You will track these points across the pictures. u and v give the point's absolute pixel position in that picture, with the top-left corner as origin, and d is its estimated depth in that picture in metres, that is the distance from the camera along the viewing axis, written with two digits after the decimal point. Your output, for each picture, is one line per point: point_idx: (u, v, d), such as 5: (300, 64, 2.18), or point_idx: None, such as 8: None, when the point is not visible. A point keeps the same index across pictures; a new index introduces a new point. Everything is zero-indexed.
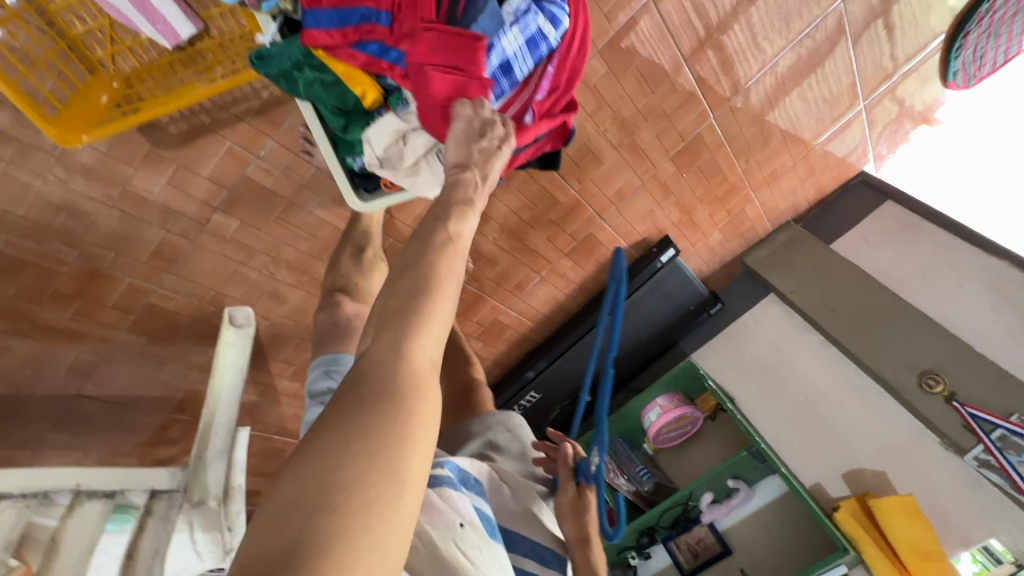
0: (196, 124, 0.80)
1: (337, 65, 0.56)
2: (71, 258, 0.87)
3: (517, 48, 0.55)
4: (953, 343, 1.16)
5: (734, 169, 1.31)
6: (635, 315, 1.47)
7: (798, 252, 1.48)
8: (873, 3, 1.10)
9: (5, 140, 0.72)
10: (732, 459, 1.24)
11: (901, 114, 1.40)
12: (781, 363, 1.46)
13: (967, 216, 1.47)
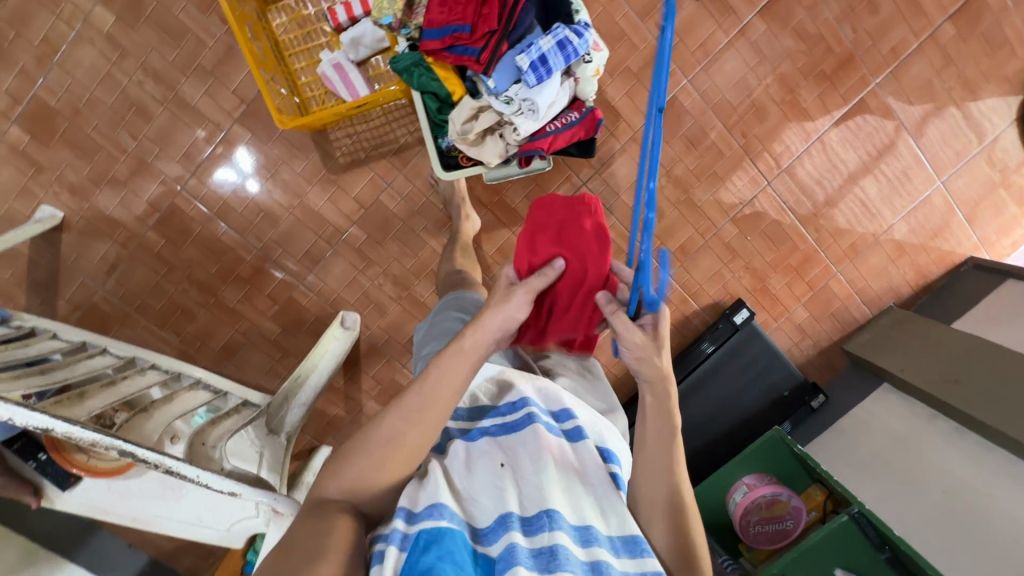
0: (356, 158, 1.20)
1: (438, 67, 0.88)
2: (255, 249, 1.25)
3: (552, 45, 0.84)
4: None
5: (803, 237, 1.36)
6: (715, 387, 1.39)
7: (906, 333, 1.35)
8: (907, 86, 1.26)
9: (249, 160, 1.18)
10: (829, 533, 1.00)
11: (996, 195, 1.36)
12: (902, 452, 1.22)
13: None
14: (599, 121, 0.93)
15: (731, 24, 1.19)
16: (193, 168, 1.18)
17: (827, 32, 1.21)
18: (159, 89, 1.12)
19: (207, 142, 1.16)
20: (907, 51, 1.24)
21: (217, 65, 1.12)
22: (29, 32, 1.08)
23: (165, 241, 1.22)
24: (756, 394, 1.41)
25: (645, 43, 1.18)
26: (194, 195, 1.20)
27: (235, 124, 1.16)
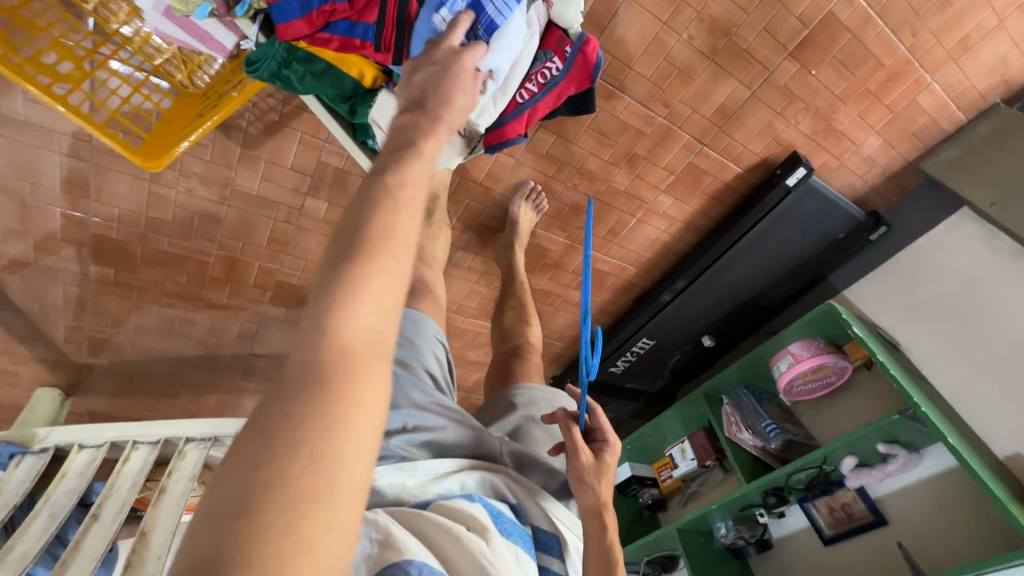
0: (270, 122, 0.88)
1: (323, 53, 0.61)
2: (213, 250, 1.06)
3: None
4: None
5: (892, 49, 0.97)
6: (761, 250, 1.25)
7: (1005, 148, 1.08)
8: None
9: (143, 164, 0.90)
10: (879, 424, 1.02)
11: None
12: (969, 294, 1.14)
13: None
14: (597, 66, 0.61)
15: None
16: (85, 193, 0.92)
17: None
18: None
19: (80, 160, 0.88)
20: None
21: None
22: None
23: (114, 269, 1.06)
24: (805, 245, 1.27)
25: None
26: (108, 219, 0.97)
27: None
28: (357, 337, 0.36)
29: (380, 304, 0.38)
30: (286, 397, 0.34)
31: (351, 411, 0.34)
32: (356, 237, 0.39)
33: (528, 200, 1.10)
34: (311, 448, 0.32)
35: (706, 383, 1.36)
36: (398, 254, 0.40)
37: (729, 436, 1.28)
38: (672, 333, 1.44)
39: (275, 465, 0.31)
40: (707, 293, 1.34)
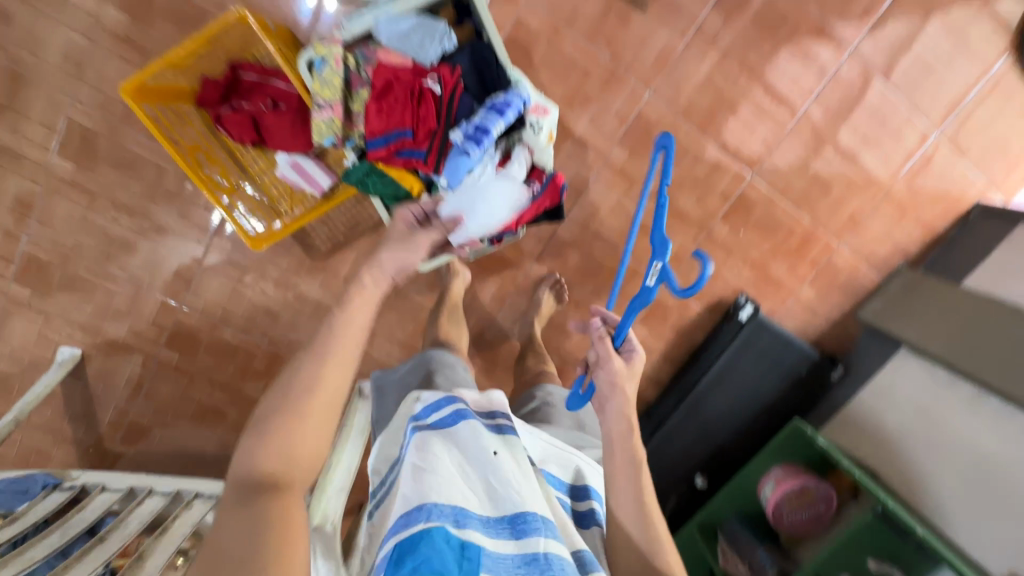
0: (337, 243, 1.22)
1: (391, 170, 0.87)
2: (263, 344, 1.29)
3: (500, 128, 0.83)
4: None
5: (798, 220, 1.32)
6: (733, 381, 1.40)
7: (917, 296, 1.32)
8: (887, 43, 1.17)
9: (237, 267, 1.21)
10: (854, 528, 1.05)
11: (1001, 135, 1.28)
12: (920, 415, 1.22)
13: None
14: (563, 186, 0.91)
15: (686, 25, 1.11)
16: (187, 285, 1.22)
17: (791, 8, 1.13)
18: (134, 221, 1.15)
19: (194, 260, 1.20)
20: (881, 7, 1.15)
21: (182, 186, 1.13)
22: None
23: (180, 354, 1.28)
24: (774, 381, 1.42)
25: (598, 67, 1.13)
26: (194, 308, 1.24)
27: (215, 236, 1.18)
28: (274, 457, 0.53)
29: (303, 406, 0.55)
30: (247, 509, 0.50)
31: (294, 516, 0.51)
32: (283, 395, 0.55)
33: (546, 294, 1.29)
34: (283, 532, 0.50)
35: (699, 514, 1.37)
36: (319, 358, 0.57)
37: (726, 565, 1.25)
38: (663, 469, 1.49)
39: (269, 548, 0.48)
40: (691, 425, 1.44)
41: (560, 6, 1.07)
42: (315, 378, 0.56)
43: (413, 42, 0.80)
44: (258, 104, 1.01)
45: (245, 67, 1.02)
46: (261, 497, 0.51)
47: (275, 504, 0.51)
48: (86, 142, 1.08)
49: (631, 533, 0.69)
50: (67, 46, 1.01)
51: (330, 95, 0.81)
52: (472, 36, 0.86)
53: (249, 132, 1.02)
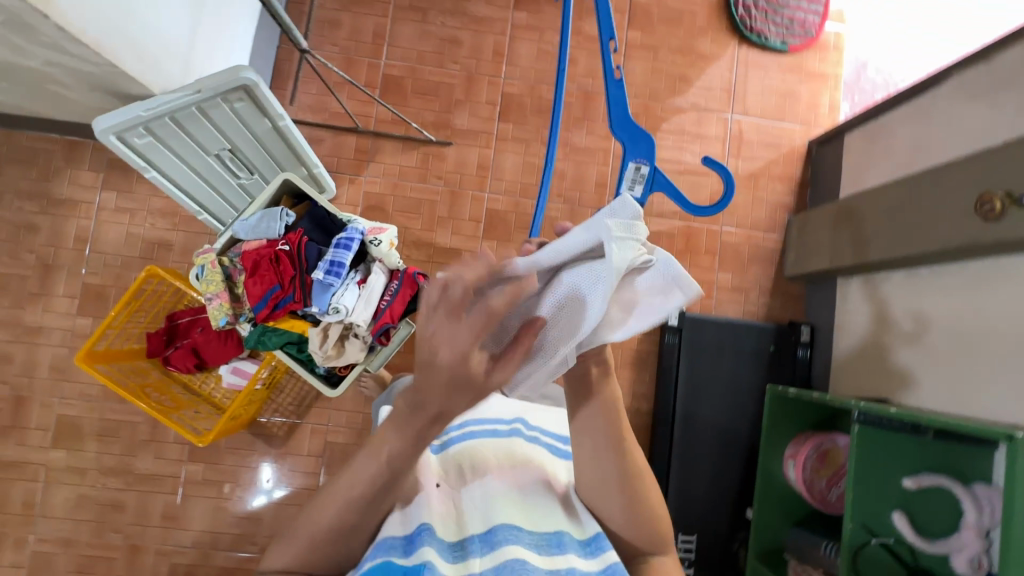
0: (292, 423, 1.34)
1: (280, 322, 1.06)
2: (255, 553, 1.30)
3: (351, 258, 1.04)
4: (971, 162, 0.97)
5: (671, 225, 1.46)
6: (709, 388, 1.34)
7: (812, 231, 1.37)
8: (644, 81, 1.49)
9: (214, 484, 1.31)
10: (862, 450, 0.88)
11: (781, 92, 1.52)
12: (878, 321, 1.21)
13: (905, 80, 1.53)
14: (416, 274, 1.08)
15: (488, 139, 1.43)
16: (174, 522, 1.30)
17: (557, 93, 1.45)
18: (119, 479, 1.29)
19: (175, 494, 1.30)
20: (622, 63, 1.48)
21: (153, 431, 1.31)
22: (8, 506, 1.28)
23: None
24: (749, 368, 1.35)
25: (439, 193, 1.41)
26: (186, 543, 1.30)
27: (188, 463, 1.31)
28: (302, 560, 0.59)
29: (332, 533, 0.59)
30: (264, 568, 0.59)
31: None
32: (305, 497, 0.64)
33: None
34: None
35: (755, 539, 1.13)
36: (341, 500, 0.57)
37: None
38: (704, 517, 1.31)
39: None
40: (700, 453, 1.32)
41: (391, 170, 1.40)
42: (337, 516, 0.58)
43: (261, 228, 1.06)
44: (192, 334, 1.25)
45: (181, 313, 1.29)
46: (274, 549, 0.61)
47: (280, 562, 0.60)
48: (73, 427, 1.30)
49: (622, 522, 0.65)
50: (51, 359, 1.30)
51: (214, 288, 1.04)
52: (308, 207, 1.13)
53: (190, 358, 1.24)
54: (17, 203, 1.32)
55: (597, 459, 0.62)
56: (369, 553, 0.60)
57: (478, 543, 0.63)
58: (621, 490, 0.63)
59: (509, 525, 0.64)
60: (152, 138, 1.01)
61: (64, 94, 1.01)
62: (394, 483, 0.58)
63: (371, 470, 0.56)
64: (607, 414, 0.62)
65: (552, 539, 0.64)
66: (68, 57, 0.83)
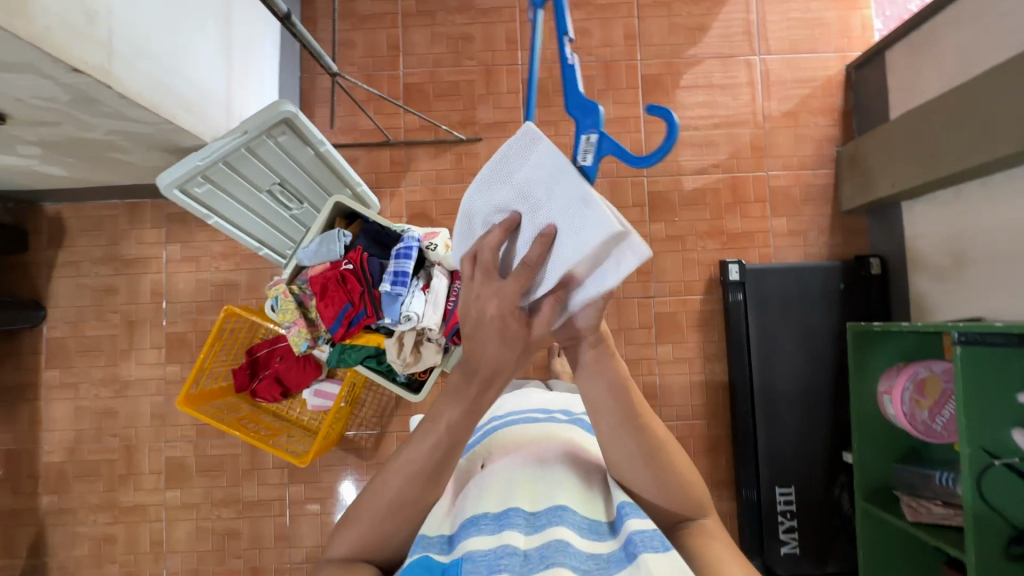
0: (378, 434, 1.39)
1: (356, 338, 1.10)
2: None
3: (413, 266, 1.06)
4: None
5: (714, 179, 1.43)
6: (782, 338, 1.31)
7: (865, 159, 1.32)
8: (663, 40, 1.46)
9: (316, 501, 1.38)
10: (967, 375, 0.84)
11: (808, 22, 1.45)
12: (953, 239, 1.16)
13: None
14: None
15: (517, 128, 1.43)
16: (287, 541, 1.37)
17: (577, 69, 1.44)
18: (231, 509, 1.38)
19: (283, 516, 1.38)
20: (637, 26, 1.45)
21: (253, 459, 1.39)
22: (139, 546, 1.38)
23: None
24: (821, 311, 1.31)
25: None
26: (300, 560, 1.37)
27: (289, 485, 1.38)
28: (367, 536, 0.64)
29: (401, 506, 0.63)
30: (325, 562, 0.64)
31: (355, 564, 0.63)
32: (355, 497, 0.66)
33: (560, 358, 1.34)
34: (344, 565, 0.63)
35: (859, 483, 1.10)
36: (411, 471, 0.62)
37: (921, 522, 0.97)
38: (799, 466, 1.29)
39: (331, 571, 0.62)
40: (784, 404, 1.30)
41: (428, 176, 1.43)
42: (406, 488, 0.63)
43: (323, 252, 1.10)
44: (272, 365, 1.32)
45: (258, 346, 1.35)
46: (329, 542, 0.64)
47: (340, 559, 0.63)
48: (181, 467, 1.39)
49: (657, 491, 0.66)
50: (151, 407, 1.40)
51: (290, 316, 1.09)
52: (361, 226, 1.16)
53: (274, 387, 1.30)
54: (95, 269, 1.42)
55: (613, 436, 0.63)
56: (408, 551, 0.61)
57: (522, 519, 0.64)
58: (647, 463, 0.64)
59: (551, 508, 0.65)
60: (210, 186, 1.07)
61: (124, 159, 1.08)
62: (454, 455, 0.64)
63: (433, 441, 0.62)
64: (614, 388, 0.62)
65: (593, 526, 0.65)
66: (126, 121, 0.88)
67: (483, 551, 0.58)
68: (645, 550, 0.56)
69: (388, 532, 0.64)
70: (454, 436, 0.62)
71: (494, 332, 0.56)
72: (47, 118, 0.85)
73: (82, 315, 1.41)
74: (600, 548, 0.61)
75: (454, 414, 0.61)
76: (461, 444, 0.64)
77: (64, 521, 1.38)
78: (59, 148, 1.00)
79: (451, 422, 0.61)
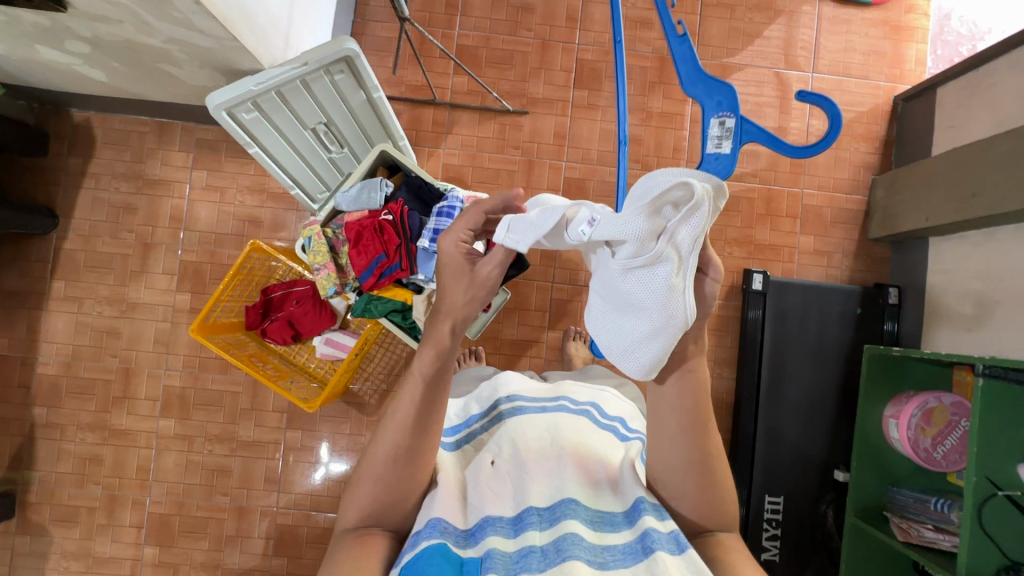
0: (383, 392, 1.38)
1: (385, 290, 1.09)
2: None
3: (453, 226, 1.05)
4: None
5: (750, 187, 1.44)
6: (793, 351, 1.33)
7: (902, 190, 1.34)
8: (721, 42, 1.45)
9: (312, 449, 1.37)
10: (982, 405, 0.86)
11: (865, 47, 1.46)
12: (979, 279, 1.18)
13: (1001, 28, 1.45)
14: None
15: (565, 107, 1.42)
16: (277, 485, 1.36)
17: (633, 58, 1.43)
18: (225, 445, 1.36)
19: (276, 459, 1.37)
20: (697, 24, 1.45)
21: (253, 399, 1.37)
22: (125, 471, 1.36)
23: (288, 557, 1.36)
24: (835, 330, 1.34)
25: (516, 163, 1.42)
26: (288, 505, 1.36)
27: (287, 430, 1.37)
28: (376, 502, 0.63)
29: (396, 461, 0.61)
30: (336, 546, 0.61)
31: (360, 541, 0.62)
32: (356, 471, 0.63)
33: (575, 341, 1.36)
34: (352, 546, 0.61)
35: (854, 502, 1.13)
36: (399, 424, 0.61)
37: (912, 543, 1.01)
38: (791, 477, 1.32)
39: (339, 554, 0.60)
40: (785, 415, 1.32)
41: (469, 142, 1.41)
42: (397, 441, 0.61)
43: (363, 199, 1.08)
44: (287, 307, 1.29)
45: (273, 287, 1.33)
46: (344, 518, 0.63)
47: (345, 538, 0.62)
48: (179, 397, 1.36)
49: (696, 503, 0.63)
50: (154, 333, 1.37)
51: (321, 259, 1.08)
52: (403, 178, 1.16)
53: (285, 329, 1.28)
54: (115, 184, 1.38)
55: (677, 436, 0.59)
56: (425, 532, 0.61)
57: (538, 516, 0.65)
58: (699, 472, 0.61)
59: (564, 504, 0.66)
60: (258, 114, 1.04)
61: (173, 73, 1.05)
62: (440, 404, 0.62)
63: (412, 386, 0.61)
64: (695, 393, 0.58)
65: (607, 519, 0.66)
66: (192, 31, 0.86)
67: (502, 549, 0.61)
68: (661, 549, 0.57)
69: (391, 490, 0.63)
70: (432, 385, 0.60)
71: (458, 275, 0.61)
72: (110, 14, 0.81)
73: (96, 230, 1.37)
74: (614, 541, 0.62)
75: (428, 359, 0.61)
76: (445, 393, 0.62)
77: (50, 436, 1.36)
78: (108, 49, 0.96)
79: (426, 370, 0.60)
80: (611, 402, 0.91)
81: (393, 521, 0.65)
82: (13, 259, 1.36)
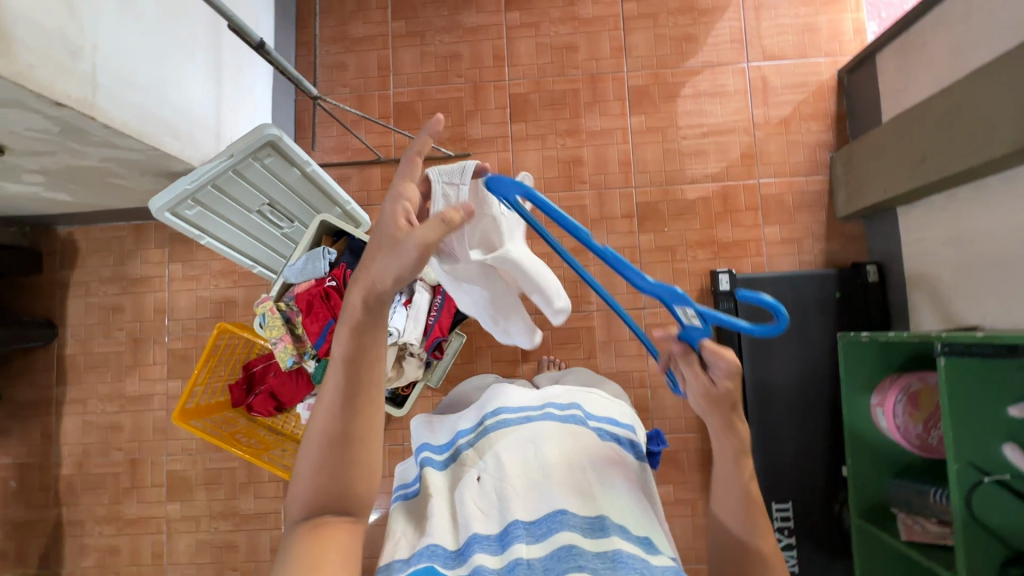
0: None
1: None
2: None
3: None
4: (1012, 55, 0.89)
5: (705, 188, 1.42)
6: (776, 347, 1.28)
7: (859, 163, 1.28)
8: (649, 52, 1.46)
9: None
10: (948, 385, 0.80)
11: (797, 28, 1.44)
12: (950, 246, 1.12)
13: None
14: None
15: (505, 142, 1.45)
16: None
17: (564, 83, 1.46)
18: (229, 521, 1.41)
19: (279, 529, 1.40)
20: (622, 39, 1.46)
21: (249, 473, 1.41)
22: (141, 558, 1.42)
23: None
24: (816, 318, 1.28)
25: None
26: None
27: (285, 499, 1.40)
28: (322, 489, 0.58)
29: (332, 444, 0.57)
30: (289, 540, 0.58)
31: (316, 532, 0.57)
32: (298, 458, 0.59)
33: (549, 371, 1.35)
34: (306, 539, 0.57)
35: (856, 498, 1.06)
36: (329, 407, 0.57)
37: (914, 541, 0.96)
38: (796, 479, 1.25)
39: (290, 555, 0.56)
40: (780, 414, 1.26)
41: None
42: (330, 422, 0.57)
43: (309, 269, 1.12)
44: (267, 379, 1.34)
45: (254, 361, 1.38)
46: (293, 508, 0.59)
47: (298, 526, 0.58)
48: (182, 480, 1.42)
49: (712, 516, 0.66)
50: (153, 422, 1.44)
51: (277, 332, 1.13)
52: (347, 243, 1.20)
53: (267, 400, 1.32)
54: (103, 288, 1.48)
55: None
56: (415, 557, 0.66)
57: (524, 530, 0.68)
58: None
59: (552, 516, 0.69)
60: (200, 208, 1.11)
61: (122, 184, 1.13)
62: (371, 379, 0.58)
63: (336, 368, 0.58)
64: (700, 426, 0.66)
65: (595, 525, 0.68)
66: (117, 149, 0.93)
67: (489, 567, 0.64)
68: None
69: (332, 478, 0.58)
70: (354, 362, 0.57)
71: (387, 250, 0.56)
72: (42, 148, 0.89)
73: (90, 333, 1.47)
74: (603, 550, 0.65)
75: (347, 341, 0.58)
76: (373, 368, 0.58)
77: (72, 532, 1.43)
78: (58, 175, 1.05)
79: (347, 351, 0.57)
80: (597, 402, 0.88)
81: (358, 507, 0.59)
82: (22, 372, 1.46)
